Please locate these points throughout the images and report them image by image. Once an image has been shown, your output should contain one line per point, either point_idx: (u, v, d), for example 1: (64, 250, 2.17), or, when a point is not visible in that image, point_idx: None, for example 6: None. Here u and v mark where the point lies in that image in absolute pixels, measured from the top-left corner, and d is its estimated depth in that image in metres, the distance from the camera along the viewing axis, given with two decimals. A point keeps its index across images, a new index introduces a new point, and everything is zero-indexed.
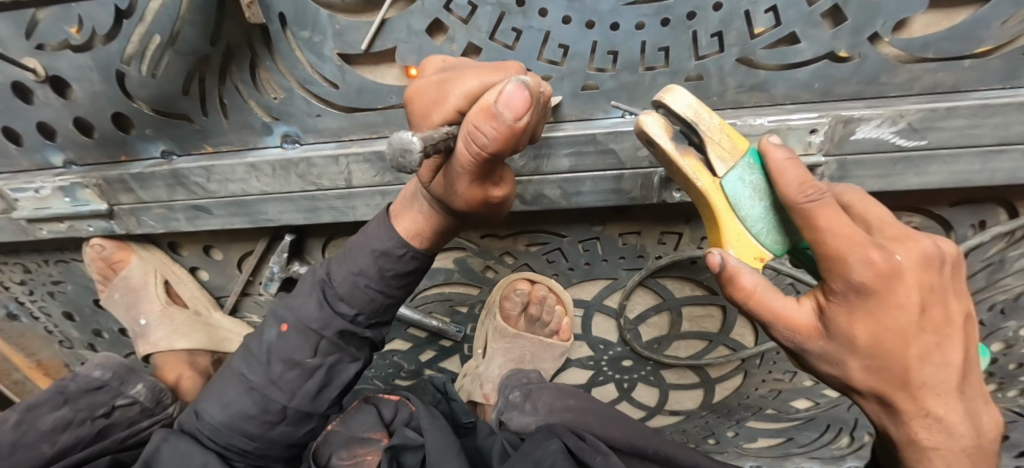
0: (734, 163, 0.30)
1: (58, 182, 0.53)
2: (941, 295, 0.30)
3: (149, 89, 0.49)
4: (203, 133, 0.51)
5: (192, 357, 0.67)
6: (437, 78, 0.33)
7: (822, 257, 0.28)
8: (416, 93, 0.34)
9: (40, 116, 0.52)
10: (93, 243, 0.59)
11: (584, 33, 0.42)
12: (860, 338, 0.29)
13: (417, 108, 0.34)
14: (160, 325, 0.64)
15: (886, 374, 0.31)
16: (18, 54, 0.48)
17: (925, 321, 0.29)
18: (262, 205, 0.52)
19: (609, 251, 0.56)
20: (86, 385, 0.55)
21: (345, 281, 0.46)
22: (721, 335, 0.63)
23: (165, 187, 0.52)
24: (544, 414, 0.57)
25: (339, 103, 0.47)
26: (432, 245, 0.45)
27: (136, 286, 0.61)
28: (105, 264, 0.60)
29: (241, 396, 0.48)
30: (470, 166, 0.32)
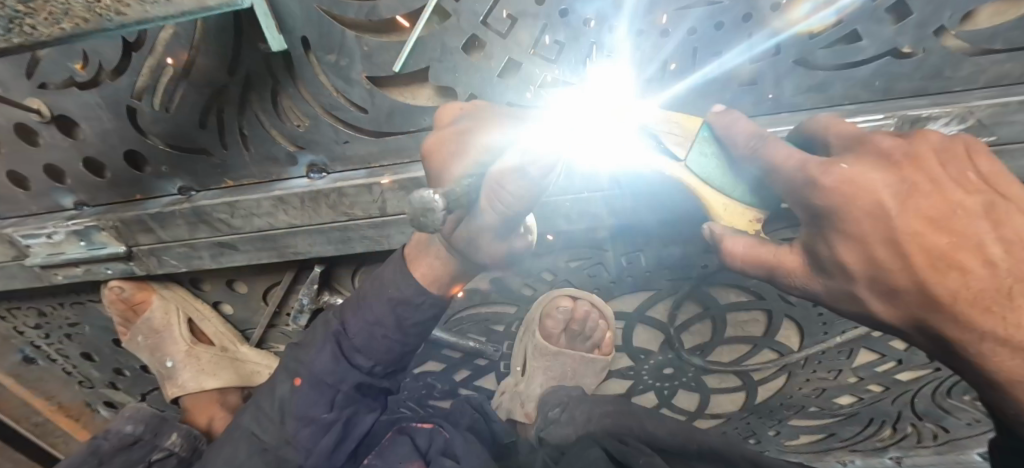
0: (689, 145, 0.35)
1: (71, 226, 0.50)
2: (928, 185, 0.26)
3: (165, 124, 0.46)
4: (223, 166, 0.48)
5: (222, 395, 0.65)
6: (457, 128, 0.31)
7: (785, 190, 0.29)
8: (432, 147, 0.31)
9: (47, 158, 0.49)
10: (112, 286, 0.56)
11: (633, 41, 0.39)
12: (849, 261, 0.28)
13: (434, 162, 0.31)
14: (188, 365, 0.62)
15: (911, 301, 0.28)
16: (20, 96, 0.45)
17: (917, 219, 0.26)
18: (290, 238, 0.49)
19: (654, 263, 0.54)
20: (119, 443, 0.54)
21: (360, 332, 0.41)
22: (765, 338, 0.62)
23: (185, 226, 0.49)
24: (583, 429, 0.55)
25: (366, 128, 0.45)
26: (451, 290, 0.40)
27: (159, 327, 0.59)
28: (127, 306, 0.58)
29: (251, 460, 0.42)
30: (487, 220, 0.29)
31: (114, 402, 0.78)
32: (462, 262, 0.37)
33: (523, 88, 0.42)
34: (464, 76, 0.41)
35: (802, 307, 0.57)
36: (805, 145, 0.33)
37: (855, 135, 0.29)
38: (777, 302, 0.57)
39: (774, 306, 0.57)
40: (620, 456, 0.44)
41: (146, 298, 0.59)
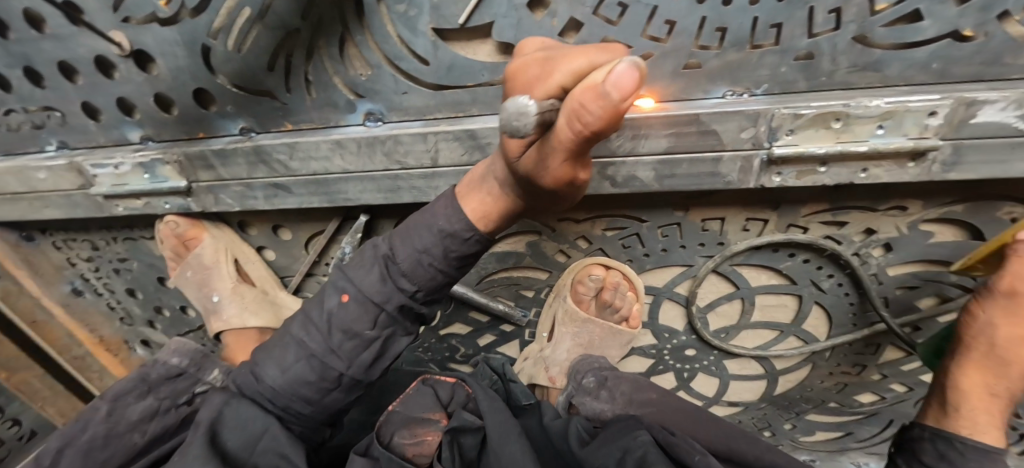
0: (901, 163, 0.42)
1: (139, 158, 0.53)
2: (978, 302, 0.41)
3: (235, 64, 0.48)
4: (284, 109, 0.51)
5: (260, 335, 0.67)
6: (544, 54, 0.30)
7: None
8: (517, 69, 0.31)
9: (122, 91, 0.52)
10: (168, 220, 0.59)
11: (694, 8, 0.40)
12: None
13: (516, 84, 0.31)
14: (234, 302, 0.64)
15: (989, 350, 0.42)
16: (106, 28, 0.48)
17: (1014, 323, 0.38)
18: (342, 184, 0.51)
19: (689, 237, 0.54)
20: (166, 372, 0.55)
21: (409, 258, 0.42)
22: (793, 326, 0.62)
23: (245, 164, 0.51)
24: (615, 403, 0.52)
25: (427, 80, 0.47)
26: (498, 228, 0.42)
27: (209, 264, 0.61)
28: (179, 241, 0.61)
29: (299, 362, 0.45)
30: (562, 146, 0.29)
31: (149, 341, 0.81)
32: (519, 195, 0.37)
33: (581, 49, 0.43)
34: (526, 32, 0.43)
35: (834, 295, 0.58)
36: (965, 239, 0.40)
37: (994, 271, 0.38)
38: (808, 288, 0.58)
39: (805, 291, 0.58)
40: (666, 445, 0.39)
41: (198, 236, 0.61)
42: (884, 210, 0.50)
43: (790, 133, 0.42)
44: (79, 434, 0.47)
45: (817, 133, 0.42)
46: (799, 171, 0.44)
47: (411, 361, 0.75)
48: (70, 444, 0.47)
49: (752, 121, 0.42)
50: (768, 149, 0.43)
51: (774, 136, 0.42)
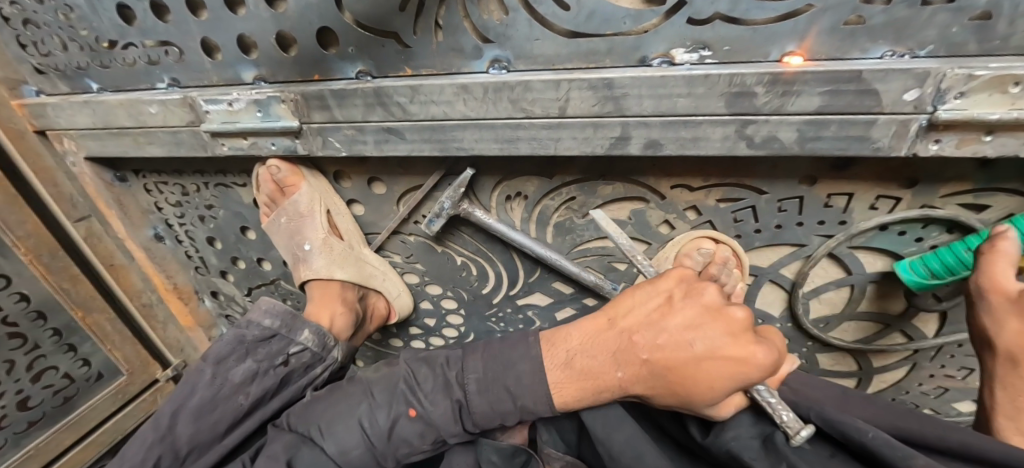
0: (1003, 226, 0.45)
1: (254, 95, 0.53)
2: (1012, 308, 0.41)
3: (365, 3, 0.48)
4: (407, 53, 0.50)
5: (342, 292, 0.67)
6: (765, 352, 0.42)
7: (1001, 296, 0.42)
8: (758, 361, 0.41)
9: (243, 28, 0.52)
10: (271, 164, 0.59)
11: None
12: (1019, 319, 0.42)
13: (744, 370, 0.41)
14: (322, 253, 0.64)
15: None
16: None
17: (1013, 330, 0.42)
18: (459, 131, 0.50)
19: (810, 213, 0.52)
20: (260, 334, 0.60)
21: (481, 409, 0.48)
22: (901, 320, 0.58)
23: (362, 106, 0.51)
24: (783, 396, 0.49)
25: (562, 27, 0.45)
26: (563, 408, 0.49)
27: (304, 212, 0.61)
28: (278, 187, 0.61)
29: (357, 447, 0.53)
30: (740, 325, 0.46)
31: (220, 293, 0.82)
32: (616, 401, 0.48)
33: None
34: None
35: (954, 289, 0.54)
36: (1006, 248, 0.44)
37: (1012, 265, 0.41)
38: None
39: None
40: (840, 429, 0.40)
41: (295, 183, 0.61)
42: None
43: (960, 98, 0.39)
44: (190, 397, 0.56)
45: (990, 97, 0.39)
46: (959, 139, 0.42)
47: (483, 333, 0.73)
48: (182, 408, 0.56)
49: (919, 81, 0.39)
50: (932, 112, 0.40)
51: (941, 99, 0.40)
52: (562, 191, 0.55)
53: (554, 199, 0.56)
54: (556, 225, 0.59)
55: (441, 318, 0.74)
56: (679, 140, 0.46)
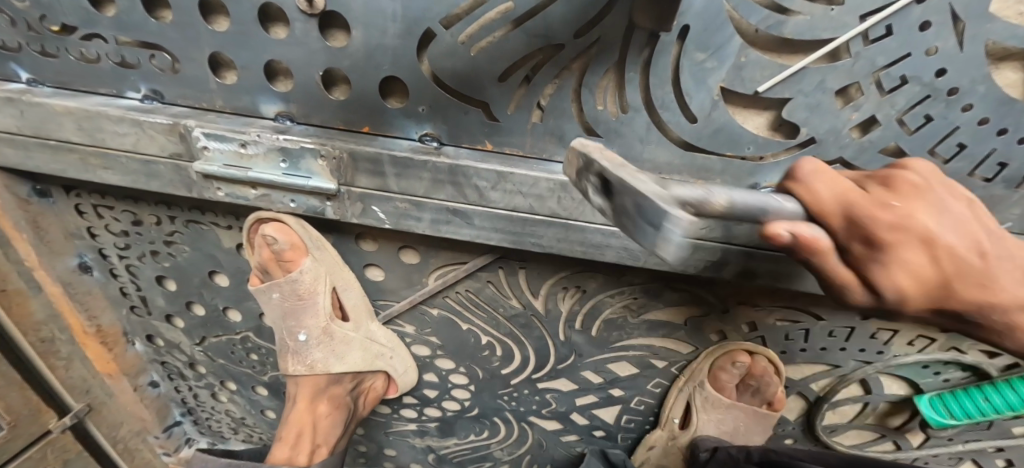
0: None
1: (281, 142, 0.41)
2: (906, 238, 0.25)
3: (458, 64, 0.39)
4: (494, 127, 0.42)
5: (329, 384, 0.60)
6: (950, 214, 0.26)
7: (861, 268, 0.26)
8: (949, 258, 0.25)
9: (280, 54, 0.40)
10: (265, 235, 0.46)
11: (991, 137, 0.39)
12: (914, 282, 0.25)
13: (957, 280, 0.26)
14: (321, 344, 0.56)
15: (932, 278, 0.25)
16: None
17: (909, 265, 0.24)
18: (541, 227, 0.43)
19: (855, 341, 0.54)
20: None
21: None
22: (896, 432, 0.63)
23: (428, 181, 0.42)
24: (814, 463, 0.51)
25: (680, 136, 0.41)
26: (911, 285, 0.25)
27: (304, 293, 0.51)
28: (273, 258, 0.49)
29: None
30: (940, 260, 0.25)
31: (158, 337, 0.66)
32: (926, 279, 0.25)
33: (865, 148, 0.40)
34: (819, 118, 0.39)
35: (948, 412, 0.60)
36: None
37: (890, 209, 0.25)
38: None
39: None
40: None
41: (295, 256, 0.50)
42: None
43: None
44: None
45: None
46: None
47: (490, 408, 0.68)
48: None
49: None
50: None
51: None
52: (625, 291, 0.51)
53: (613, 297, 0.52)
54: (607, 321, 0.55)
55: (445, 390, 0.67)
56: (775, 274, 0.44)
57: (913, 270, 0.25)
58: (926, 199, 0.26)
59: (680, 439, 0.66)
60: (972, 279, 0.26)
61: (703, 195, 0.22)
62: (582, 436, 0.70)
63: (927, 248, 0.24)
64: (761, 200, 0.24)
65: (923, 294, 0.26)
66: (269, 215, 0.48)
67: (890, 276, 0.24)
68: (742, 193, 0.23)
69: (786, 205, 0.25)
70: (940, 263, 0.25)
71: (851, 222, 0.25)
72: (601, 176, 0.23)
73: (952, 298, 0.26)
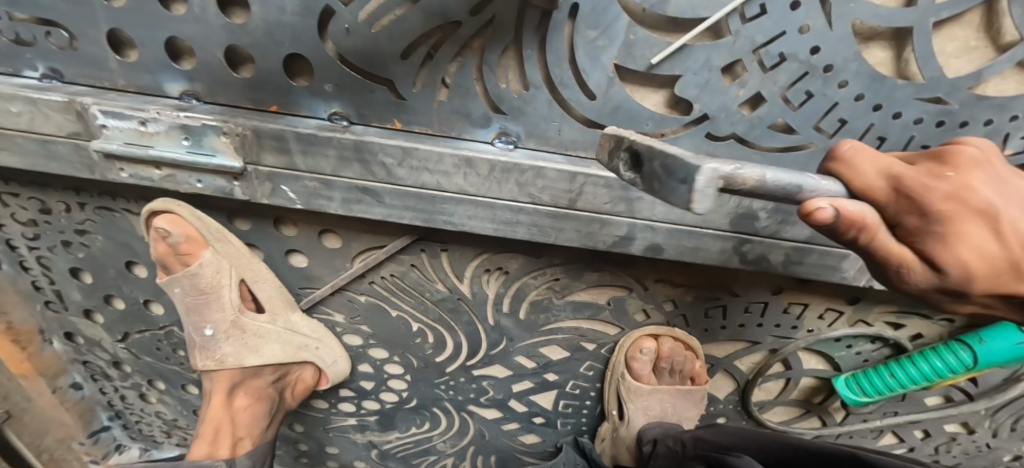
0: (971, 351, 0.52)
1: (180, 119, 0.40)
2: (967, 218, 0.25)
3: (360, 41, 0.39)
4: (401, 105, 0.42)
5: (250, 375, 0.58)
6: (1015, 193, 0.26)
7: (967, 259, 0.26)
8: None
9: (180, 31, 0.40)
10: (157, 228, 0.46)
11: (868, 113, 0.42)
12: (970, 263, 0.25)
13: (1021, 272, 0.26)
14: (230, 338, 0.54)
15: (996, 259, 0.26)
16: None
17: (996, 240, 0.25)
18: (451, 205, 0.44)
19: (770, 317, 0.56)
20: None
21: None
22: (819, 407, 0.66)
23: (335, 158, 0.42)
24: (730, 440, 0.54)
25: (582, 113, 0.42)
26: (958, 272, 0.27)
27: (206, 287, 0.51)
28: (170, 252, 0.48)
29: None
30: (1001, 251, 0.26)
31: (77, 335, 0.64)
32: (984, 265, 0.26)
33: (754, 124, 0.42)
34: (709, 95, 0.41)
35: None
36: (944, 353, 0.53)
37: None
38: None
39: None
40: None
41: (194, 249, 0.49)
42: (936, 320, 0.55)
43: None
44: None
45: None
46: None
47: (428, 399, 0.68)
48: None
49: None
50: None
51: None
52: (546, 272, 0.52)
53: (536, 278, 0.53)
54: (532, 303, 0.55)
55: (381, 381, 0.66)
56: (681, 248, 0.46)
57: (982, 252, 0.26)
58: (986, 171, 0.27)
59: (623, 433, 0.66)
60: None
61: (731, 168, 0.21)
62: (522, 424, 0.70)
63: (989, 222, 0.25)
64: (805, 180, 0.23)
65: (991, 277, 0.26)
66: (161, 207, 0.47)
67: (954, 253, 0.25)
68: (782, 170, 0.22)
69: (826, 188, 0.24)
70: (992, 243, 0.26)
71: (895, 193, 0.26)
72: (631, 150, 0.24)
73: (1019, 286, 0.27)
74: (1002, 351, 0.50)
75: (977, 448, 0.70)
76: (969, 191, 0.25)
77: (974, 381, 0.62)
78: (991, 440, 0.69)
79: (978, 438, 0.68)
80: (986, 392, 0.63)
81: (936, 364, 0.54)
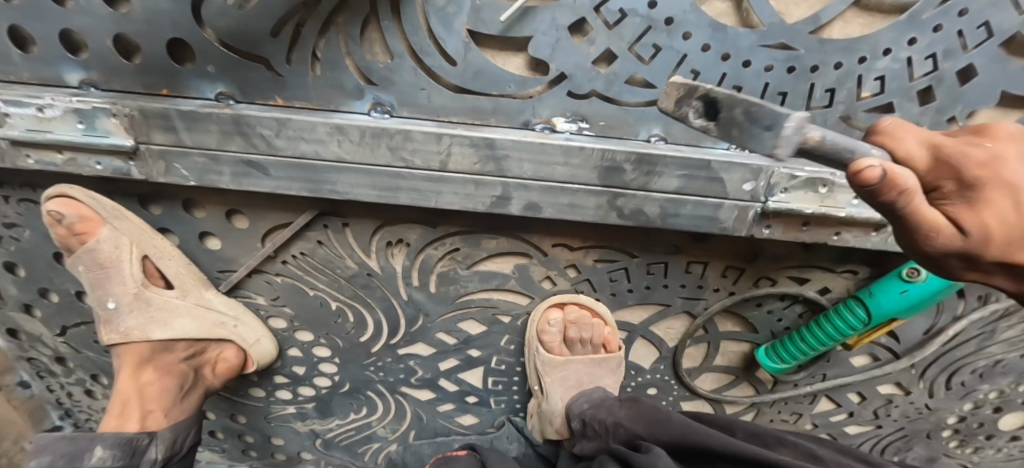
0: (865, 309, 0.53)
1: (74, 104, 0.44)
2: (994, 184, 0.26)
3: (230, 21, 0.42)
4: (279, 81, 0.45)
5: (158, 350, 0.60)
6: (1014, 150, 0.27)
7: (1009, 237, 0.27)
8: (971, 235, 0.30)
9: (67, 24, 0.42)
10: (49, 211, 0.48)
11: (718, 63, 0.43)
12: (997, 228, 0.26)
13: (992, 258, 0.29)
14: (134, 310, 0.56)
15: (1017, 227, 0.27)
16: None
17: (1019, 209, 0.26)
18: (332, 174, 0.46)
19: (673, 277, 0.57)
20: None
21: None
22: (745, 372, 0.68)
23: (218, 134, 0.45)
24: (643, 426, 0.55)
25: (449, 80, 0.45)
26: (953, 269, 0.29)
27: (106, 261, 0.52)
28: (67, 232, 0.50)
29: None
30: (1000, 225, 0.27)
31: (19, 331, 0.66)
32: (982, 230, 0.26)
33: (611, 80, 0.44)
34: (561, 53, 0.43)
35: None
36: (843, 314, 0.54)
37: (981, 159, 0.26)
38: (766, 337, 0.64)
39: (763, 340, 0.64)
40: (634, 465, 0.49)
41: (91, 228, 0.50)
42: (839, 272, 0.56)
43: (784, 192, 0.46)
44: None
45: (805, 194, 0.46)
46: (784, 227, 0.49)
47: (360, 382, 0.68)
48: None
49: (754, 175, 0.45)
50: (764, 203, 0.47)
51: (770, 192, 0.46)
52: (445, 242, 0.54)
53: (437, 248, 0.55)
54: (439, 275, 0.57)
55: (312, 366, 0.67)
56: (558, 205, 0.47)
57: (1001, 217, 0.26)
58: (1019, 146, 0.27)
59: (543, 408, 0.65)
60: (1021, 247, 0.28)
61: None
62: (456, 404, 0.71)
63: (1012, 191, 0.26)
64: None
65: (1004, 242, 0.27)
66: (55, 191, 0.49)
67: (980, 215, 0.26)
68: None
69: (874, 148, 0.26)
70: (1010, 207, 0.26)
71: (938, 161, 0.26)
72: (706, 98, 0.23)
73: (1010, 248, 0.27)
74: (889, 302, 0.51)
75: (917, 410, 0.70)
76: (988, 155, 0.26)
77: (894, 336, 0.62)
78: (929, 401, 0.69)
79: (915, 399, 0.69)
80: (909, 347, 0.63)
81: (837, 323, 0.55)
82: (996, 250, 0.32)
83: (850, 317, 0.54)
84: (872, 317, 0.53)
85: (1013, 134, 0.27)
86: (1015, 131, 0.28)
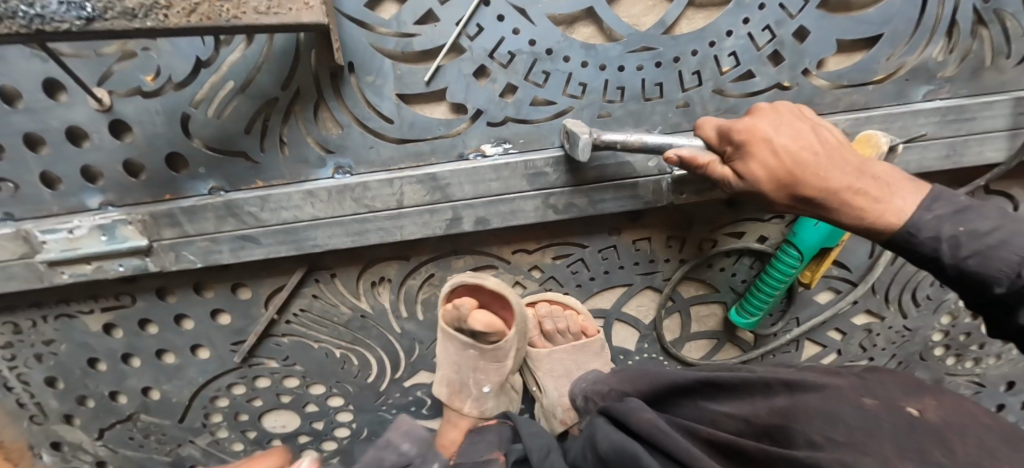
0: (795, 248, 0.58)
1: (99, 221, 0.54)
2: (763, 146, 0.43)
3: (212, 129, 0.53)
4: (256, 167, 0.55)
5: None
6: (773, 123, 0.44)
7: (785, 174, 0.42)
8: (795, 157, 0.42)
9: (85, 160, 0.53)
10: None
11: (598, 73, 0.54)
12: (758, 171, 0.43)
13: (804, 175, 0.42)
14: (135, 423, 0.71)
15: (783, 167, 0.42)
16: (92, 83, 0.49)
17: (784, 153, 0.42)
18: (312, 231, 0.56)
19: (625, 258, 0.64)
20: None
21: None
22: (723, 333, 0.73)
23: (214, 219, 0.55)
24: (630, 386, 0.62)
25: (391, 136, 0.54)
26: (781, 195, 0.44)
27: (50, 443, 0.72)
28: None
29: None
30: (778, 165, 0.42)
31: (61, 443, 0.72)
32: (773, 168, 0.42)
33: (518, 106, 0.54)
34: (472, 95, 0.54)
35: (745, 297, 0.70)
36: (781, 257, 0.60)
37: (829, 139, 0.44)
38: (730, 295, 0.70)
39: (728, 298, 0.70)
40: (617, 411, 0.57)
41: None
42: (768, 219, 0.63)
43: None
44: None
45: None
46: (697, 191, 0.57)
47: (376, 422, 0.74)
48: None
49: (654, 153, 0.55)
50: (671, 173, 0.55)
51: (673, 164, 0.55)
52: (420, 270, 0.62)
53: (416, 277, 0.63)
54: (423, 301, 0.65)
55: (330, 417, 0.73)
56: (502, 214, 0.56)
57: (764, 163, 0.43)
58: (771, 117, 0.44)
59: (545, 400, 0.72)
60: (805, 171, 0.42)
61: (626, 138, 0.48)
62: None
63: (767, 145, 0.43)
64: (673, 140, 0.48)
65: (776, 180, 0.43)
66: None
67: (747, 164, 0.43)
68: (657, 138, 0.48)
69: (693, 142, 0.48)
70: (771, 151, 0.42)
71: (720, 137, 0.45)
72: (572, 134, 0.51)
73: (799, 182, 0.42)
74: (810, 236, 0.57)
75: (899, 334, 0.74)
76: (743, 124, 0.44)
77: (843, 267, 0.68)
78: (904, 322, 0.73)
79: (891, 323, 0.73)
80: (861, 274, 0.68)
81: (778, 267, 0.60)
82: (819, 173, 0.42)
83: (786, 258, 0.59)
84: (805, 254, 0.58)
85: (771, 113, 0.45)
86: (786, 112, 0.45)
